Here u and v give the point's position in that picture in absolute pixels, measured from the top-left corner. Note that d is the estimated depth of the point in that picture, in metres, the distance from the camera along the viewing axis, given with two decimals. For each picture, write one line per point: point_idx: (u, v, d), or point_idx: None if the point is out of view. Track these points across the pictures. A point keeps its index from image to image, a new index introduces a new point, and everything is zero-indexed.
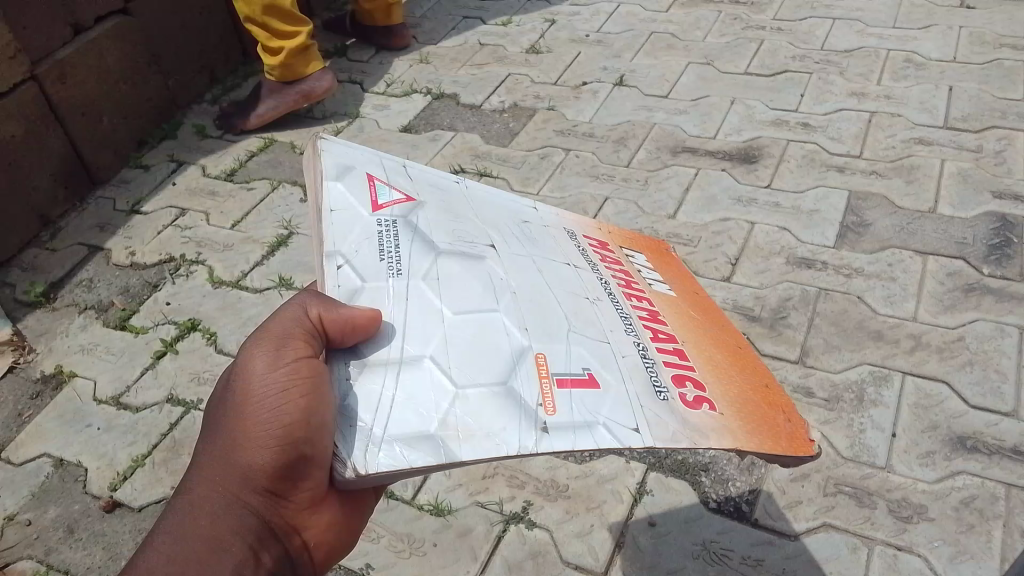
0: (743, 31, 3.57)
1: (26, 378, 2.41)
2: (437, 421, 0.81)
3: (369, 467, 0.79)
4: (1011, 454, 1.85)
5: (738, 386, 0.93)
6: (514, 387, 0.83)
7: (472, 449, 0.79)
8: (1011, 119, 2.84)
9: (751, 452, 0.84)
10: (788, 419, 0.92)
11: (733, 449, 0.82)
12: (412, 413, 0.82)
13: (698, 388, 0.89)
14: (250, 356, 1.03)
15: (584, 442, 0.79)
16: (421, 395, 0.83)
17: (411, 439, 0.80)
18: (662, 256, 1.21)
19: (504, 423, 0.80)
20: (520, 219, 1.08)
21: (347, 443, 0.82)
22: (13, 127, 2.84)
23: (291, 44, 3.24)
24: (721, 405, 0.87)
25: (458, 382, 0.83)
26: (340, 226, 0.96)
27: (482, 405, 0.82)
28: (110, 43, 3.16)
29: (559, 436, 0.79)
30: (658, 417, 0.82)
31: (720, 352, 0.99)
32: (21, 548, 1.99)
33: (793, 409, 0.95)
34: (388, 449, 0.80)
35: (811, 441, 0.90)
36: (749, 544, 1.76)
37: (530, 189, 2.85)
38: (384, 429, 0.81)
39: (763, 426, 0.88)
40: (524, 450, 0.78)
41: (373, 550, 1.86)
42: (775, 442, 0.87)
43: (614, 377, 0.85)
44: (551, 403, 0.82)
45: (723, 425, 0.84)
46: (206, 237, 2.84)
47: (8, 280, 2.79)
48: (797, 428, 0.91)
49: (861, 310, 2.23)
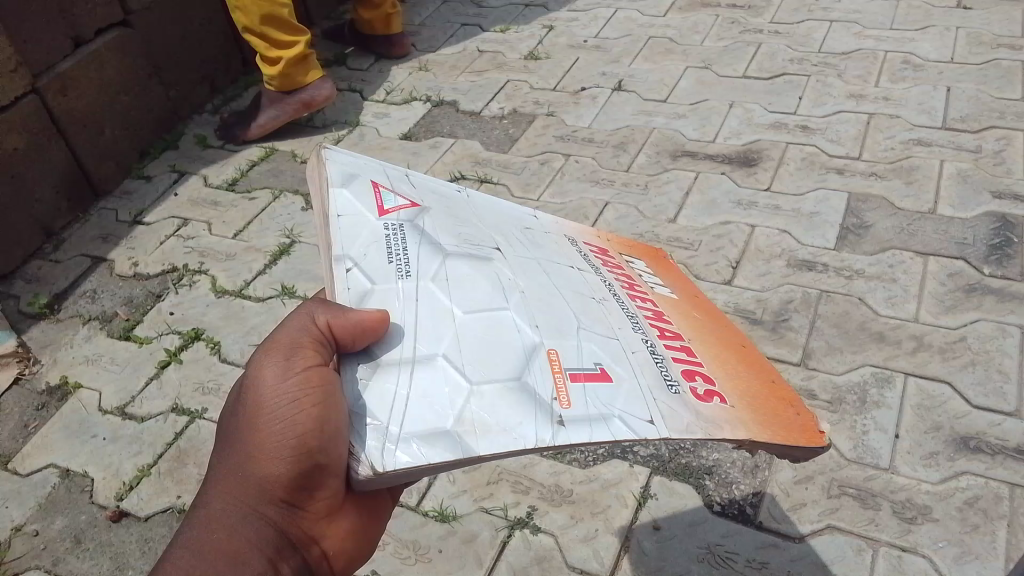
0: (740, 35, 3.59)
1: (31, 389, 2.43)
2: (454, 417, 0.81)
3: (387, 464, 0.80)
4: (1014, 453, 1.86)
5: (746, 381, 0.94)
6: (529, 382, 0.83)
7: (489, 443, 0.79)
8: (1009, 119, 2.84)
9: (764, 443, 0.85)
10: (797, 412, 0.94)
11: (746, 440, 0.83)
12: (427, 409, 0.82)
13: (708, 382, 0.90)
14: (260, 367, 1.04)
15: (601, 434, 0.79)
16: (435, 392, 0.83)
17: (427, 435, 0.81)
18: (661, 262, 1.22)
19: (521, 417, 0.81)
20: (522, 226, 1.09)
21: (363, 440, 0.82)
22: (16, 139, 2.85)
23: (290, 53, 3.24)
24: (732, 398, 0.89)
25: (472, 378, 0.84)
26: (349, 231, 0.96)
27: (497, 401, 0.82)
28: (111, 55, 3.18)
29: (576, 428, 0.80)
30: (671, 409, 0.83)
31: (725, 349, 0.99)
32: (28, 559, 1.99)
33: (801, 403, 0.97)
34: (405, 446, 0.80)
35: (821, 432, 0.91)
36: (754, 547, 1.76)
37: (531, 195, 2.87)
38: (400, 428, 0.81)
39: (774, 419, 0.89)
40: (541, 443, 0.79)
41: (379, 558, 1.86)
42: (787, 432, 0.88)
43: (626, 372, 0.86)
44: (565, 397, 0.82)
45: (735, 417, 0.86)
46: (209, 247, 2.85)
47: (12, 292, 2.80)
48: (807, 420, 0.93)
49: (862, 312, 2.24)
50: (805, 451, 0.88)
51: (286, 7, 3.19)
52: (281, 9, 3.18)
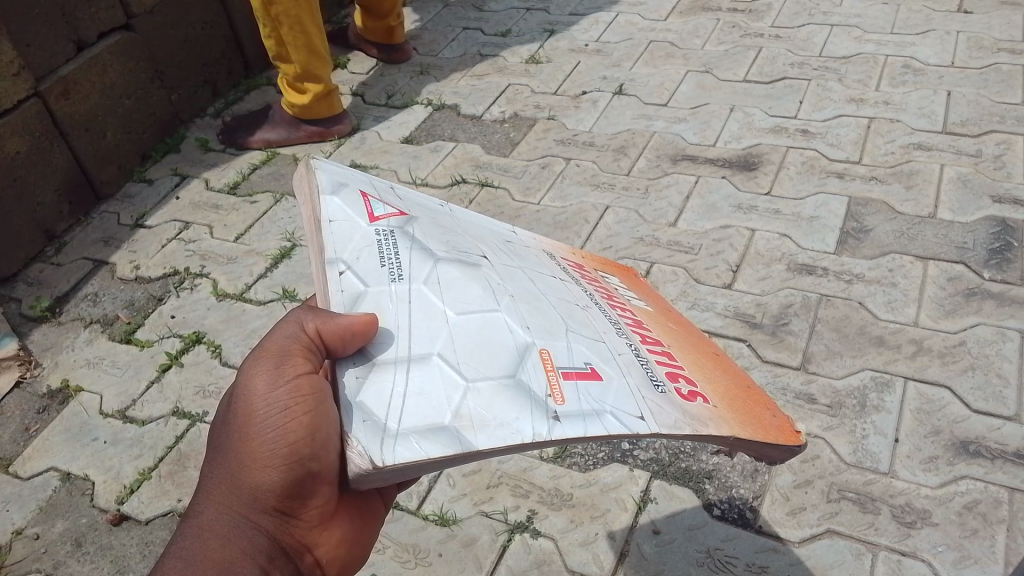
0: (741, 40, 3.59)
1: (33, 393, 2.43)
2: (451, 412, 0.81)
3: (385, 458, 0.78)
4: (1013, 458, 1.86)
5: (723, 385, 0.97)
6: (522, 378, 0.84)
7: (487, 438, 0.79)
8: (1009, 123, 2.85)
9: (746, 441, 0.88)
10: (772, 415, 0.98)
11: (730, 436, 0.85)
12: (424, 405, 0.81)
13: (690, 383, 0.92)
14: (251, 376, 1.04)
15: (594, 428, 0.79)
16: (432, 389, 0.83)
17: (425, 430, 0.79)
18: (632, 279, 1.24)
19: (517, 413, 0.81)
20: (504, 239, 1.10)
21: (356, 434, 0.80)
22: (17, 143, 2.87)
23: (316, 87, 3.24)
24: (713, 399, 0.91)
25: (467, 376, 0.84)
26: (340, 235, 0.96)
27: (493, 397, 0.82)
28: (114, 59, 3.19)
29: (570, 423, 0.80)
30: (660, 407, 0.84)
31: (699, 356, 1.02)
32: (29, 562, 2.00)
33: (775, 407, 1.01)
34: (404, 441, 0.79)
35: (796, 434, 0.95)
36: (753, 551, 1.76)
37: (531, 199, 2.87)
38: (398, 423, 0.80)
39: (753, 420, 0.92)
40: (537, 438, 0.78)
41: (379, 562, 1.86)
42: (768, 432, 0.91)
43: (614, 371, 0.87)
44: (559, 393, 0.82)
45: (719, 416, 0.88)
46: (210, 251, 2.86)
47: (14, 295, 2.81)
48: (782, 422, 0.98)
49: (862, 316, 2.24)
50: (783, 449, 0.93)
51: (316, 36, 3.16)
52: (313, 39, 3.16)
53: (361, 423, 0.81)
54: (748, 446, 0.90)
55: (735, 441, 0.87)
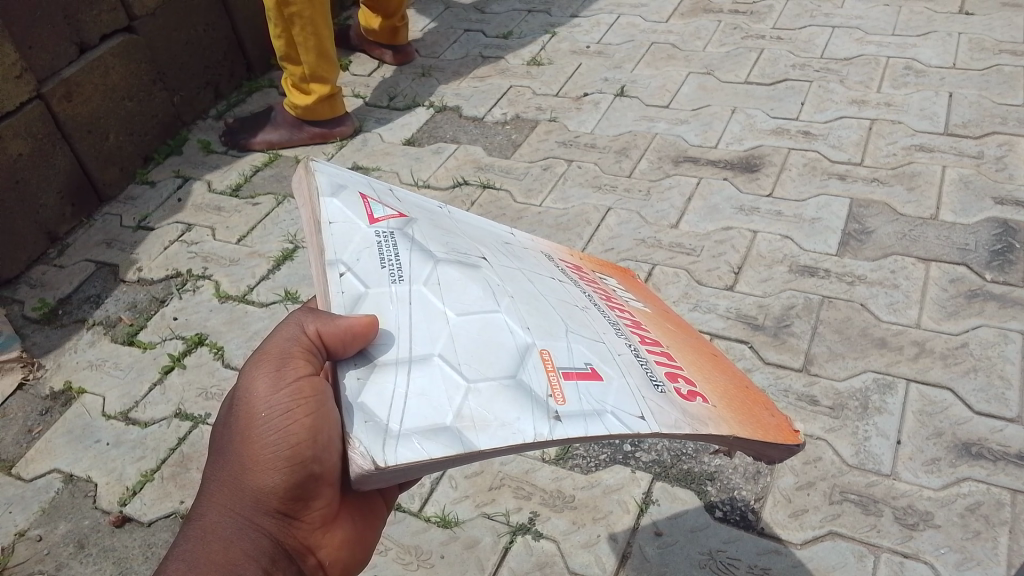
0: (742, 41, 3.60)
1: (35, 395, 2.44)
2: (452, 413, 0.81)
3: (388, 459, 0.78)
4: (1015, 460, 1.86)
5: (722, 385, 0.97)
6: (523, 379, 0.84)
7: (488, 438, 0.79)
8: (1011, 124, 2.85)
9: (746, 440, 0.88)
10: (770, 414, 0.98)
11: (730, 435, 0.85)
12: (426, 405, 0.82)
13: (689, 383, 0.92)
14: (252, 380, 1.05)
15: (595, 428, 0.80)
16: (433, 390, 0.83)
17: (426, 431, 0.80)
18: (630, 280, 1.24)
19: (518, 413, 0.81)
20: (502, 241, 1.10)
21: (358, 436, 0.80)
22: (20, 145, 2.87)
23: (319, 90, 3.24)
24: (712, 399, 0.91)
25: (469, 376, 0.84)
26: (340, 236, 0.96)
27: (494, 397, 0.82)
28: (116, 61, 3.20)
29: (572, 423, 0.80)
30: (660, 406, 0.84)
31: (698, 356, 1.03)
32: (32, 563, 2.00)
33: (772, 406, 1.01)
34: (406, 442, 0.79)
35: (795, 433, 0.96)
36: (756, 553, 1.76)
37: (533, 201, 2.87)
38: (400, 424, 0.80)
39: (753, 419, 0.93)
40: (538, 438, 0.79)
41: (381, 563, 1.86)
42: (767, 432, 0.91)
43: (614, 371, 0.87)
44: (560, 393, 0.83)
45: (718, 415, 0.88)
46: (212, 252, 2.87)
47: (17, 297, 2.81)
48: (781, 421, 0.98)
49: (864, 318, 2.24)
50: (782, 449, 0.93)
51: (326, 40, 3.17)
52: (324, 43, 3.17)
53: (363, 424, 0.81)
54: (748, 446, 0.90)
55: (735, 441, 0.88)
